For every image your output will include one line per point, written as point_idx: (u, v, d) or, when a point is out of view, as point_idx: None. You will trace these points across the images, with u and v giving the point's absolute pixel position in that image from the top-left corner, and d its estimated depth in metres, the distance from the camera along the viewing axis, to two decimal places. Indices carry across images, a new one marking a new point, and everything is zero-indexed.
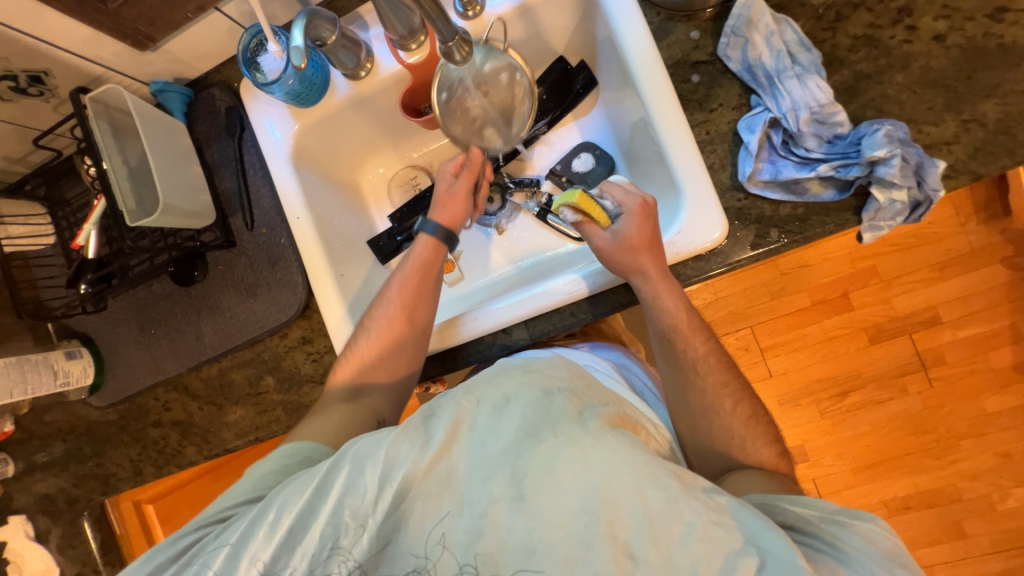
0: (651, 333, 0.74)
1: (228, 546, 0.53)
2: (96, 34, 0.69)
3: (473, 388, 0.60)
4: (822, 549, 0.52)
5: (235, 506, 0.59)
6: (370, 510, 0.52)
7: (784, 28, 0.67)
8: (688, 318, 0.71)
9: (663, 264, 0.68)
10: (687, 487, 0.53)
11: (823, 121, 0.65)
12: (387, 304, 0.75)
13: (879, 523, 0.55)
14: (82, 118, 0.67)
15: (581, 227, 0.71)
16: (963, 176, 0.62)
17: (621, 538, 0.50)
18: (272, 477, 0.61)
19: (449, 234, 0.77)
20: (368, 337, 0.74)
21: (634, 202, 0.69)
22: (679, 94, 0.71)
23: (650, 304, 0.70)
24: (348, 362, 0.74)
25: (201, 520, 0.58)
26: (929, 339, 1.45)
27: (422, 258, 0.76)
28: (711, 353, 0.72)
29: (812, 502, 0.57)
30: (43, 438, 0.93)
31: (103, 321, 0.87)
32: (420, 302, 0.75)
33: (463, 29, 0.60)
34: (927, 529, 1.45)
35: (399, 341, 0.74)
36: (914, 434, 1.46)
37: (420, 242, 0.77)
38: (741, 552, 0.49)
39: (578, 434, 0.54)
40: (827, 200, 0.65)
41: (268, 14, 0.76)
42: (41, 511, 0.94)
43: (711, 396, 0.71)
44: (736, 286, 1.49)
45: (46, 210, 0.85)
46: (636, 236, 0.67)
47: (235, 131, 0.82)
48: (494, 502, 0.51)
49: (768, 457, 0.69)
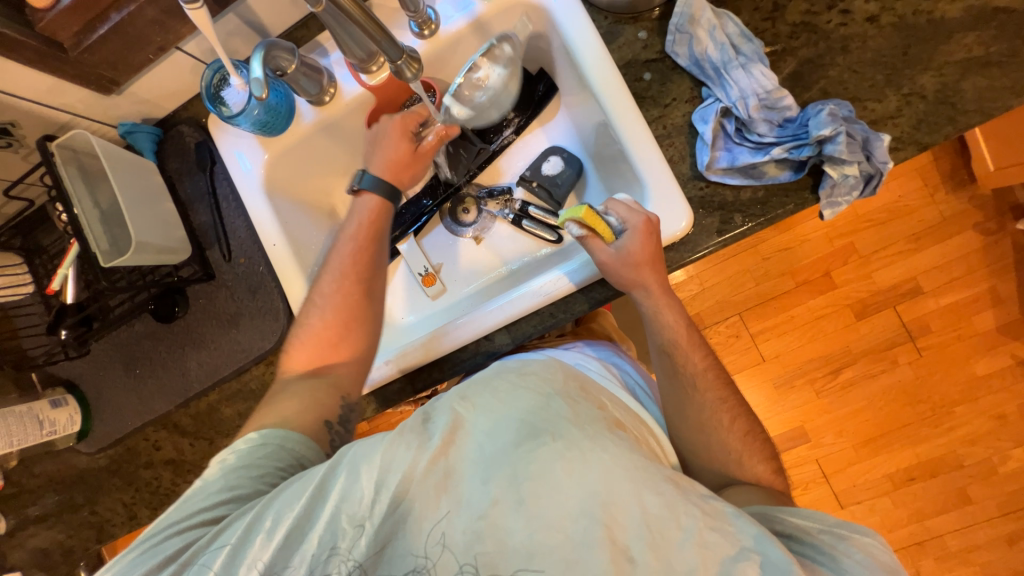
0: (650, 346, 0.76)
1: (222, 553, 0.51)
2: (60, 82, 0.70)
3: (471, 393, 0.60)
4: (820, 561, 0.54)
5: (212, 508, 0.56)
6: (367, 514, 0.52)
7: (725, 21, 0.69)
8: (687, 333, 0.73)
9: (663, 276, 0.71)
10: (684, 492, 0.52)
11: (772, 106, 0.68)
12: (335, 271, 0.75)
13: (876, 537, 0.56)
14: (50, 166, 0.67)
15: (585, 242, 0.69)
16: (911, 147, 0.66)
17: (620, 540, 0.50)
18: (243, 473, 0.58)
19: (391, 188, 0.78)
20: (322, 312, 0.72)
21: (637, 220, 0.67)
22: (634, 92, 0.73)
23: (652, 318, 0.74)
24: (303, 343, 0.72)
25: (183, 525, 0.55)
26: (912, 309, 1.48)
27: (365, 216, 0.77)
28: (711, 368, 0.73)
29: (813, 514, 0.58)
30: (33, 491, 0.91)
31: (87, 366, 0.86)
32: (365, 262, 0.75)
33: (410, 49, 0.66)
34: (933, 499, 1.46)
35: (355, 309, 0.73)
36: (909, 404, 1.48)
37: (363, 200, 0.78)
38: (737, 557, 0.50)
39: (577, 438, 0.54)
40: (785, 182, 0.68)
41: (230, 49, 0.78)
42: (36, 566, 0.92)
43: (709, 413, 0.71)
44: (720, 275, 1.51)
45: (21, 260, 0.84)
46: (639, 252, 0.66)
47: (205, 165, 0.84)
48: (492, 504, 0.50)
49: (764, 474, 0.69)
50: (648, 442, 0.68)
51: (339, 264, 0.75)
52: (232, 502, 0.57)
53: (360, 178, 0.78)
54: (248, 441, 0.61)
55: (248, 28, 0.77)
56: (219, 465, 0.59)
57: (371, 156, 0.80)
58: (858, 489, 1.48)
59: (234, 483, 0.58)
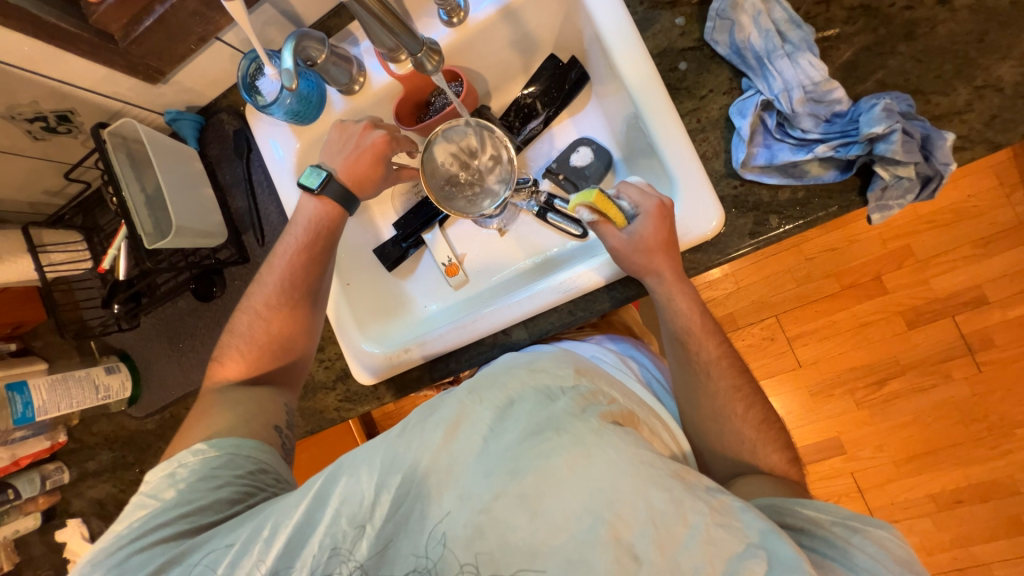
0: (663, 335, 0.73)
1: (208, 563, 0.54)
2: (111, 72, 0.74)
3: (476, 387, 0.60)
4: (829, 555, 0.51)
5: (172, 523, 0.59)
6: (368, 516, 0.54)
7: (772, 6, 0.64)
8: (701, 321, 0.69)
9: (677, 261, 0.67)
10: (691, 487, 0.51)
11: (819, 99, 0.63)
12: (281, 280, 0.76)
13: (891, 530, 0.54)
14: (103, 152, 0.72)
15: (597, 228, 0.67)
16: (979, 146, 0.59)
17: (624, 539, 0.48)
18: (201, 485, 0.62)
19: (347, 196, 0.78)
20: (267, 303, 0.76)
21: (650, 203, 0.65)
22: (668, 83, 0.69)
23: (665, 306, 0.69)
24: (241, 352, 0.76)
25: (152, 543, 0.57)
26: (975, 320, 1.36)
27: (313, 220, 0.77)
28: (725, 356, 0.69)
29: (825, 505, 0.55)
30: (93, 447, 1.00)
31: (137, 337, 0.93)
32: (312, 269, 0.77)
33: (430, 40, 0.65)
34: (982, 525, 1.36)
35: (299, 318, 0.77)
36: (962, 422, 1.37)
37: (313, 202, 0.78)
38: (744, 555, 0.48)
39: (582, 433, 0.53)
40: (829, 182, 0.63)
41: (266, 39, 0.80)
42: (95, 515, 1.01)
43: (723, 400, 0.68)
44: (758, 275, 1.43)
45: (81, 237, 0.91)
46: (652, 238, 0.64)
47: (242, 152, 0.87)
48: (494, 498, 0.50)
49: (778, 464, 0.66)
50: (659, 436, 0.66)
51: (285, 274, 0.77)
52: (195, 514, 0.59)
53: (324, 183, 0.77)
54: (198, 454, 0.64)
55: (284, 18, 0.78)
56: (173, 481, 0.62)
57: (336, 158, 0.79)
58: (897, 507, 1.40)
59: (192, 496, 0.61)
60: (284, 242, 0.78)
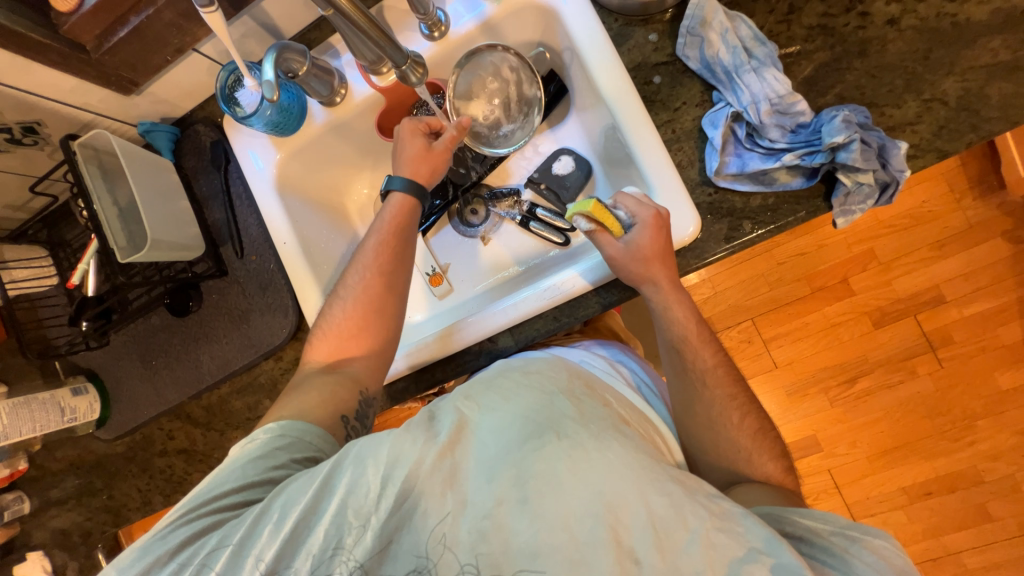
0: (660, 343, 0.75)
1: (234, 543, 0.52)
2: (82, 83, 0.72)
3: (473, 393, 0.60)
4: (830, 564, 0.53)
5: (224, 496, 0.56)
6: (372, 509, 0.51)
7: (737, 24, 0.68)
8: (698, 330, 0.71)
9: (673, 272, 0.69)
10: (690, 492, 0.52)
11: (784, 111, 0.67)
12: (361, 266, 0.74)
13: (890, 540, 0.54)
14: (72, 164, 0.70)
15: (593, 236, 0.69)
16: (930, 154, 0.64)
17: (624, 541, 0.49)
18: (259, 464, 0.58)
19: (420, 188, 0.76)
20: (344, 305, 0.72)
21: (647, 213, 0.66)
22: (643, 95, 0.72)
23: (661, 314, 0.71)
24: (324, 336, 0.72)
25: (196, 514, 0.54)
26: (935, 318, 1.43)
27: (393, 218, 0.75)
28: (721, 365, 0.71)
29: (824, 515, 0.57)
30: (55, 474, 0.94)
31: (107, 356, 0.89)
32: (395, 264, 0.74)
33: (414, 53, 0.66)
34: (951, 514, 1.42)
35: (377, 304, 0.72)
36: (928, 417, 1.43)
37: (392, 202, 0.76)
38: (745, 559, 0.49)
39: (581, 437, 0.54)
40: (796, 189, 0.66)
41: (245, 51, 0.80)
42: (58, 546, 0.95)
43: (718, 409, 0.69)
44: (733, 279, 1.48)
45: (47, 253, 0.87)
46: (649, 247, 0.66)
47: (220, 164, 0.86)
48: (496, 504, 0.50)
49: (773, 473, 0.68)
50: (653, 440, 0.66)
51: (365, 261, 0.74)
52: (249, 493, 0.56)
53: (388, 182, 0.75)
54: (267, 432, 0.61)
55: (263, 30, 0.78)
56: (237, 455, 0.59)
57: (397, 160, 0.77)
58: (873, 501, 1.44)
59: (249, 474, 0.57)
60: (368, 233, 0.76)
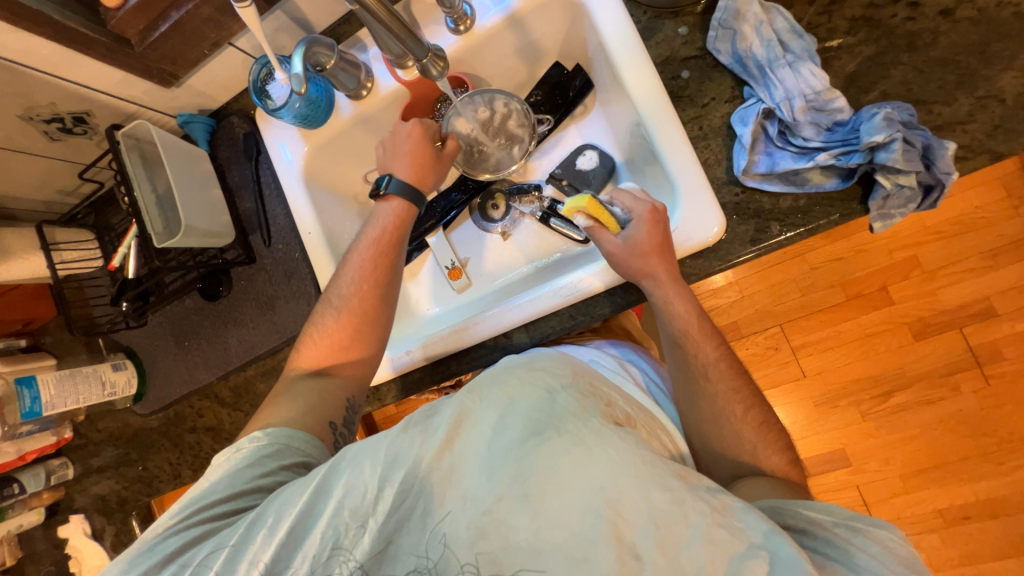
0: (662, 339, 0.72)
1: (225, 550, 0.53)
2: (127, 75, 0.76)
3: (476, 387, 0.60)
4: (832, 557, 0.51)
5: (215, 506, 0.57)
6: (371, 509, 0.53)
7: (773, 16, 0.65)
8: (699, 322, 0.69)
9: (673, 265, 0.67)
10: (692, 487, 0.51)
11: (821, 108, 0.64)
12: (353, 274, 0.75)
13: (894, 530, 0.53)
14: (116, 152, 0.74)
15: (592, 233, 0.68)
16: (982, 155, 0.59)
17: (625, 538, 0.48)
18: (248, 472, 0.60)
19: (416, 193, 0.77)
20: (337, 312, 0.73)
21: (643, 208, 0.66)
22: (670, 91, 0.70)
23: (662, 310, 0.69)
24: (314, 342, 0.74)
25: (187, 525, 0.56)
26: (983, 333, 1.34)
27: (386, 224, 0.76)
28: (723, 359, 0.69)
29: (825, 506, 0.55)
30: (97, 444, 1.01)
31: (144, 336, 0.94)
32: (387, 270, 0.75)
33: (435, 47, 0.66)
34: (991, 542, 1.33)
35: (369, 312, 0.74)
36: (970, 437, 1.35)
37: (389, 206, 0.77)
38: (746, 554, 0.48)
39: (582, 433, 0.53)
40: (830, 190, 0.63)
41: (277, 45, 0.82)
42: (97, 511, 1.02)
43: (721, 402, 0.67)
44: (762, 283, 1.43)
45: (93, 236, 0.93)
46: (646, 241, 0.65)
47: (252, 155, 0.89)
48: (496, 500, 0.50)
49: (778, 465, 0.65)
50: (659, 437, 0.66)
51: (358, 268, 0.75)
52: (239, 500, 0.58)
53: (388, 183, 0.76)
54: (253, 441, 0.63)
55: (295, 25, 0.80)
56: (226, 464, 0.61)
57: (390, 163, 0.78)
58: (904, 522, 1.37)
59: (238, 482, 0.59)
60: (358, 239, 0.77)
